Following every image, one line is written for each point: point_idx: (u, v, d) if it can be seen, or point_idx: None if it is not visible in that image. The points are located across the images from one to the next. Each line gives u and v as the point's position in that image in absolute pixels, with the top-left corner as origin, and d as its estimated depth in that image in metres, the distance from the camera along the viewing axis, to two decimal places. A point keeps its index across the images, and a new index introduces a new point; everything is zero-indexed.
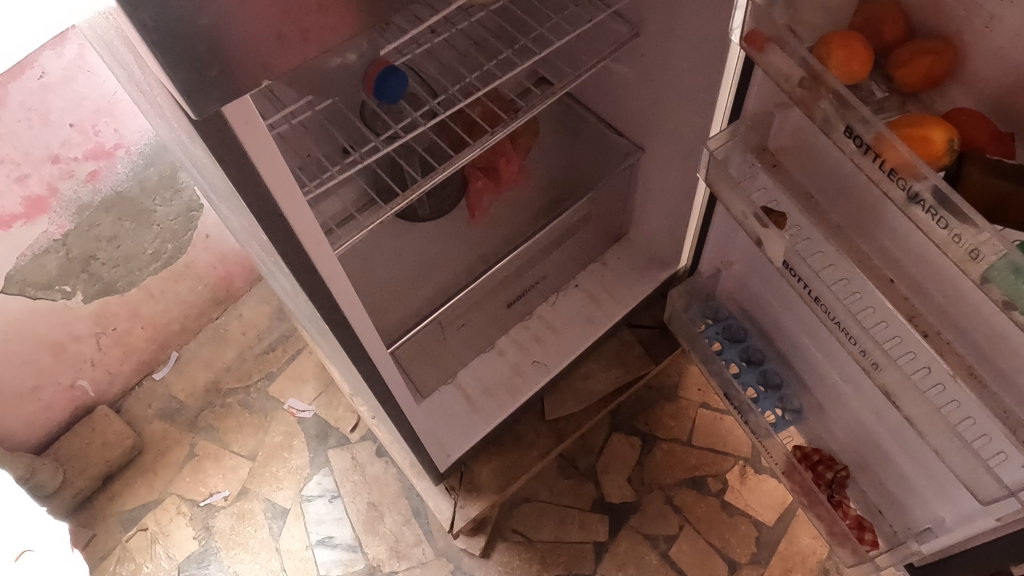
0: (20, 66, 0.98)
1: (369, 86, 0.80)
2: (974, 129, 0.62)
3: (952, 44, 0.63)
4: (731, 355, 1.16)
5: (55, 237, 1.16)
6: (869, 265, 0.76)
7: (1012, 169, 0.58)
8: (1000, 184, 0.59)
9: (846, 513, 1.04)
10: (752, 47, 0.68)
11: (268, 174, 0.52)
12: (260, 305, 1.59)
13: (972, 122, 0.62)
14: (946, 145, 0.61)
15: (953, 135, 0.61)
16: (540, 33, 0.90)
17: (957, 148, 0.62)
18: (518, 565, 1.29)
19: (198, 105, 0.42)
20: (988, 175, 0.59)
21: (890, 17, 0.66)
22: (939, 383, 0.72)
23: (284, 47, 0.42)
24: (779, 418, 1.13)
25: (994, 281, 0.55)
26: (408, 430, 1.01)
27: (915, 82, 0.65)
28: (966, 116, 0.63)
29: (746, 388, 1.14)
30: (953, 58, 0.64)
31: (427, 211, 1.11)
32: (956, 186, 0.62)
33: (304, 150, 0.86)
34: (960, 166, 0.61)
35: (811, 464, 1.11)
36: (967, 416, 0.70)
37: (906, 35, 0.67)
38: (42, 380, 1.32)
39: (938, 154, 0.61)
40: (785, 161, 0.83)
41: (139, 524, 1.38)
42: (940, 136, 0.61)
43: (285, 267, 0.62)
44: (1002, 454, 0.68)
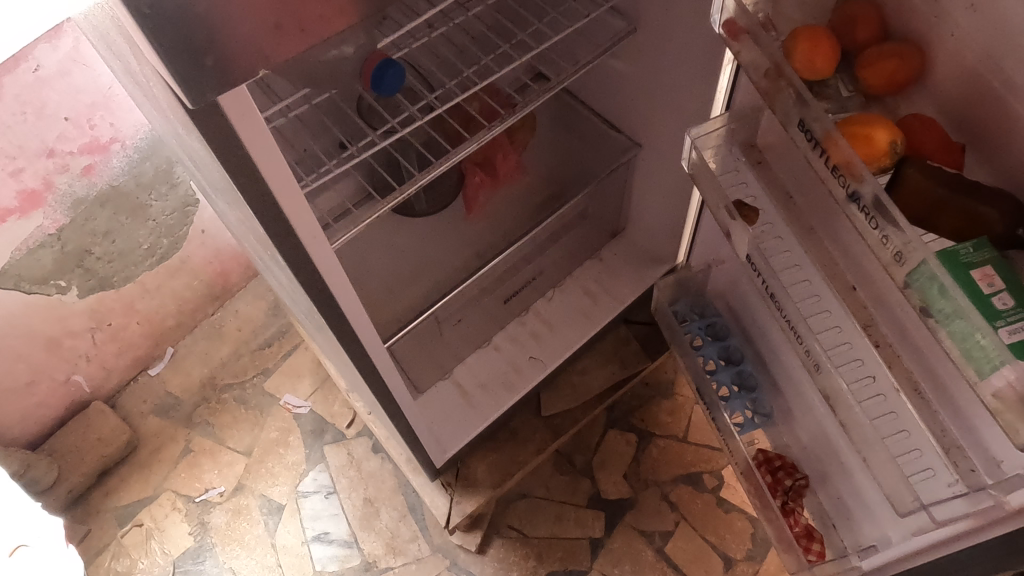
0: (15, 59, 0.97)
1: (367, 78, 0.80)
2: (924, 135, 0.61)
3: (920, 50, 0.62)
4: (710, 352, 1.15)
5: (50, 232, 1.15)
6: (834, 271, 0.69)
7: (953, 179, 0.57)
8: (937, 190, 0.57)
9: (796, 522, 1.04)
10: (730, 37, 0.67)
11: (265, 168, 0.52)
12: (256, 300, 1.59)
13: (924, 129, 0.61)
14: (889, 146, 0.60)
15: (897, 138, 0.60)
16: (537, 28, 0.90)
17: (899, 151, 0.60)
18: (514, 560, 1.29)
19: (195, 95, 0.42)
20: (926, 177, 0.58)
21: (863, 14, 0.64)
22: (881, 394, 0.76)
23: (282, 36, 0.42)
24: (749, 420, 1.12)
25: (914, 286, 0.55)
26: (405, 425, 1.01)
27: (880, 84, 0.63)
28: (919, 121, 0.61)
29: (719, 386, 1.13)
30: (920, 63, 0.62)
31: (423, 207, 1.11)
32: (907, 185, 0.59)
33: (302, 145, 0.84)
34: (900, 168, 0.60)
35: (772, 470, 1.10)
36: (902, 428, 0.74)
37: (880, 37, 0.65)
38: (37, 375, 1.31)
39: (880, 155, 0.60)
40: (771, 158, 0.79)
41: (134, 520, 1.38)
42: (884, 136, 0.60)
43: (281, 260, 0.62)
44: (930, 470, 0.71)
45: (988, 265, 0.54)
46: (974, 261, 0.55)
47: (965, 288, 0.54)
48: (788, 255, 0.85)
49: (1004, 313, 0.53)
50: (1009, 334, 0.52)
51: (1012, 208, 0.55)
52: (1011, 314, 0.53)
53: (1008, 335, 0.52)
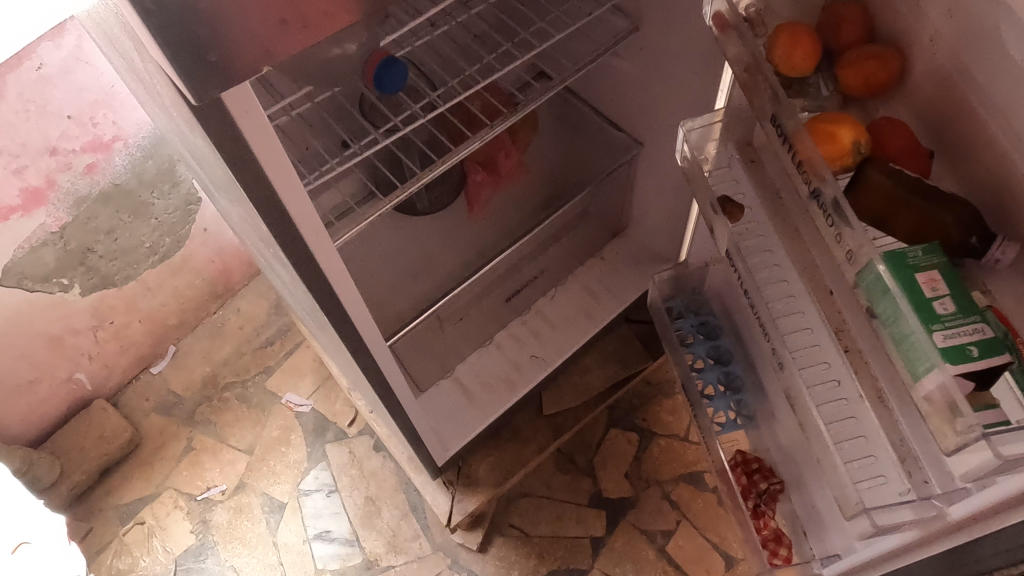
0: (18, 57, 0.97)
1: (369, 76, 0.80)
2: (892, 137, 0.60)
3: (900, 53, 0.62)
4: (699, 350, 1.12)
5: (53, 229, 1.15)
6: (814, 275, 0.62)
7: (912, 182, 0.56)
8: (895, 192, 0.57)
9: (766, 524, 1.04)
10: (718, 29, 0.66)
11: (268, 165, 0.52)
12: (258, 299, 1.59)
13: (893, 131, 0.60)
14: (853, 146, 0.60)
15: (861, 138, 0.60)
16: (540, 27, 0.90)
17: (864, 152, 0.60)
18: (515, 559, 1.29)
19: (199, 90, 0.42)
20: (886, 179, 0.57)
21: (851, 15, 0.64)
22: (844, 398, 0.77)
23: (286, 32, 0.42)
24: (730, 420, 1.11)
25: (861, 285, 0.55)
26: (406, 423, 1.01)
27: (857, 85, 0.63)
28: (889, 123, 0.61)
29: (705, 385, 1.11)
30: (900, 66, 0.62)
31: (425, 205, 1.10)
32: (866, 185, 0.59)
33: (304, 142, 0.85)
34: (862, 169, 0.59)
35: (748, 471, 1.08)
36: (860, 434, 0.75)
37: (865, 38, 0.65)
38: (40, 373, 1.32)
39: (842, 154, 0.60)
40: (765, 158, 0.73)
41: (137, 518, 1.38)
42: (848, 136, 0.59)
43: (285, 258, 0.62)
44: (883, 477, 0.72)
45: (933, 269, 0.53)
46: (920, 264, 0.53)
47: (906, 287, 0.51)
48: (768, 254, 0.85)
49: (943, 317, 0.50)
50: (943, 339, 0.49)
51: (970, 217, 0.54)
52: (951, 319, 0.50)
53: (943, 338, 0.49)
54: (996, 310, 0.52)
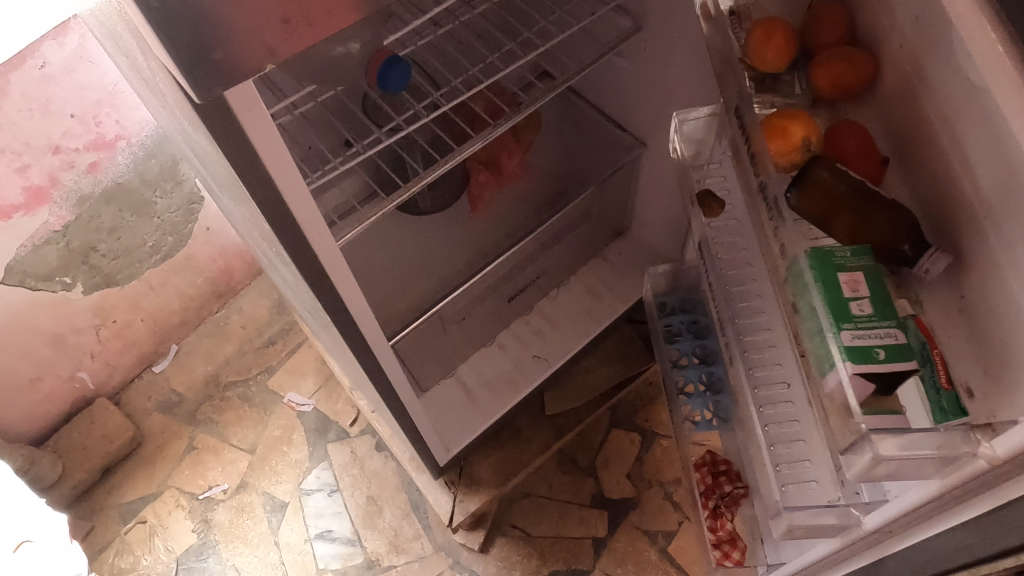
0: (21, 56, 0.97)
1: (372, 74, 0.80)
2: (847, 141, 0.59)
3: (874, 57, 0.60)
4: (684, 347, 1.12)
5: (55, 228, 1.15)
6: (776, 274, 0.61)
7: (854, 185, 0.57)
8: (839, 193, 0.57)
9: (722, 525, 1.03)
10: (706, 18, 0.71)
11: (270, 163, 0.52)
12: (261, 298, 1.59)
13: (850, 135, 0.59)
14: (802, 143, 0.60)
15: (812, 137, 0.60)
16: (543, 26, 0.90)
17: (813, 150, 0.60)
18: (516, 559, 1.28)
19: (202, 88, 0.41)
20: (831, 180, 0.58)
21: (831, 15, 0.63)
22: (791, 401, 0.78)
23: (290, 30, 0.42)
24: (705, 420, 1.06)
25: (791, 280, 0.59)
26: (408, 422, 1.01)
27: (828, 86, 0.62)
28: (846, 127, 0.60)
29: (686, 382, 1.10)
30: (872, 71, 0.60)
31: (428, 204, 1.10)
32: (806, 183, 0.59)
33: (307, 142, 0.84)
34: (811, 166, 0.59)
35: (714, 472, 1.05)
36: (799, 437, 0.76)
37: (846, 39, 0.63)
38: (42, 372, 1.32)
39: (790, 148, 0.60)
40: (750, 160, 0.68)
41: (138, 517, 1.38)
42: (799, 132, 0.60)
43: (287, 258, 0.62)
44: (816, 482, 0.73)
45: (856, 270, 0.55)
46: (846, 265, 0.55)
47: (826, 284, 0.54)
48: (741, 251, 0.87)
49: (857, 318, 0.53)
50: (851, 338, 0.52)
51: (907, 223, 0.55)
52: (864, 320, 0.53)
53: (850, 338, 0.52)
54: (920, 319, 0.53)
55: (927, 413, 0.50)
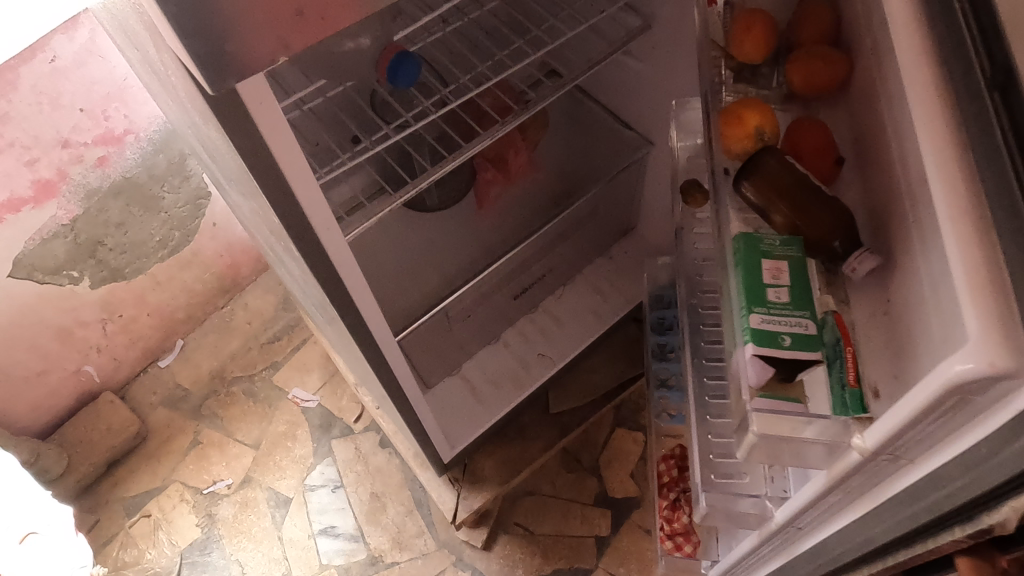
0: (31, 49, 0.98)
1: (382, 69, 0.81)
2: (803, 135, 0.60)
3: (849, 57, 0.59)
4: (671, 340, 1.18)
5: (64, 222, 1.16)
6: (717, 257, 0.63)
7: (795, 176, 0.57)
8: (779, 181, 0.58)
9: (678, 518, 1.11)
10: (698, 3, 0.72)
11: (280, 157, 0.52)
12: (266, 294, 1.60)
13: (807, 129, 0.60)
14: (756, 131, 0.61)
15: (767, 127, 0.61)
16: (552, 24, 0.90)
17: (767, 140, 0.61)
18: (519, 557, 1.28)
19: (216, 81, 0.42)
20: (775, 169, 0.58)
21: (818, 14, 0.63)
22: None
23: (303, 23, 0.42)
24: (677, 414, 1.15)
25: (721, 262, 0.60)
26: (413, 418, 1.01)
27: (801, 83, 0.62)
28: (806, 123, 0.60)
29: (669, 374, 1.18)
30: (845, 71, 0.60)
31: (435, 201, 1.11)
32: (749, 169, 0.60)
33: (316, 137, 0.85)
34: (760, 154, 0.60)
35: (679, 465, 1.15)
36: None
37: (829, 38, 0.63)
38: (48, 365, 1.32)
39: (744, 135, 0.61)
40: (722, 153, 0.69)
41: (143, 511, 1.38)
42: (755, 121, 0.61)
43: (296, 252, 0.62)
44: None
45: (781, 258, 0.55)
46: (773, 253, 0.55)
47: (747, 267, 0.55)
48: None
49: (771, 304, 0.53)
50: (761, 321, 0.52)
51: (839, 219, 0.55)
52: (778, 306, 0.52)
53: (759, 322, 0.52)
54: (839, 315, 0.51)
55: (829, 402, 0.48)
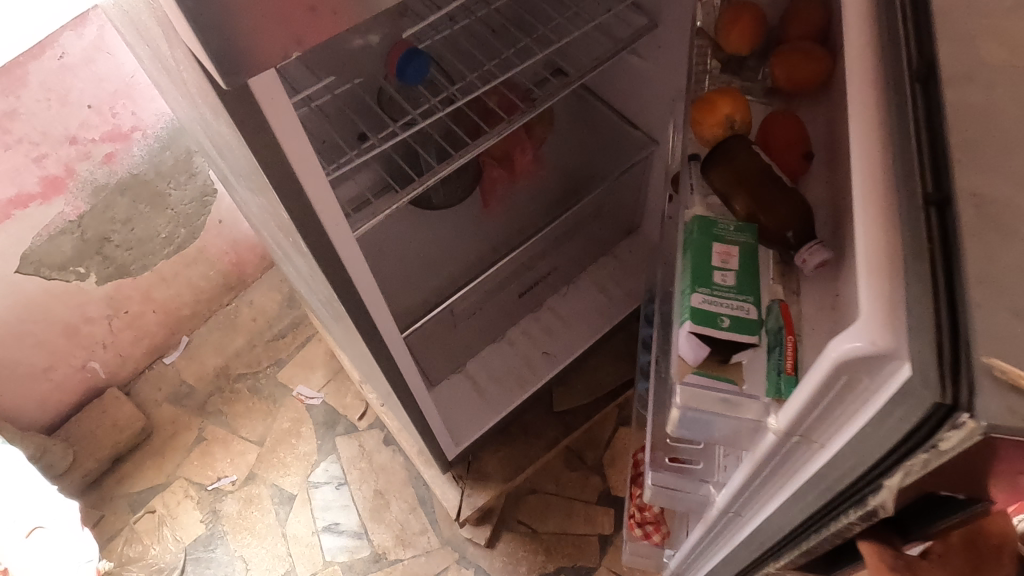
0: (40, 46, 0.98)
1: (391, 66, 0.82)
2: (775, 129, 0.62)
3: (830, 57, 0.60)
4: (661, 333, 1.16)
5: (71, 218, 1.16)
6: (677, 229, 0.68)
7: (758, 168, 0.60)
8: (740, 172, 0.61)
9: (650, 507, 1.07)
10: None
11: (291, 153, 0.53)
12: (271, 292, 1.60)
13: (779, 124, 0.62)
14: (726, 120, 0.64)
15: (737, 116, 0.64)
16: (558, 23, 0.90)
17: (737, 129, 0.64)
18: (522, 555, 1.29)
19: (230, 77, 0.42)
20: (738, 161, 0.61)
21: (808, 12, 0.64)
22: None
23: (316, 19, 0.42)
24: None
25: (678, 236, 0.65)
26: (418, 415, 1.02)
27: (784, 77, 0.63)
28: (779, 117, 0.62)
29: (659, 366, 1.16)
30: (827, 69, 0.61)
31: (441, 199, 1.11)
32: (716, 157, 0.63)
33: (323, 134, 0.84)
34: (727, 142, 0.63)
35: None
36: None
37: (816, 36, 0.64)
38: (55, 361, 1.33)
39: (715, 123, 0.64)
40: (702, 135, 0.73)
41: (147, 507, 1.39)
42: (725, 110, 0.64)
43: (305, 248, 0.62)
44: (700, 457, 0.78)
45: (732, 242, 0.58)
46: (725, 236, 0.59)
47: (698, 248, 0.58)
48: None
49: (715, 285, 0.56)
50: (703, 299, 0.56)
51: (799, 210, 0.57)
52: (720, 288, 0.56)
53: (700, 301, 0.56)
54: (784, 303, 0.54)
55: (763, 386, 0.53)
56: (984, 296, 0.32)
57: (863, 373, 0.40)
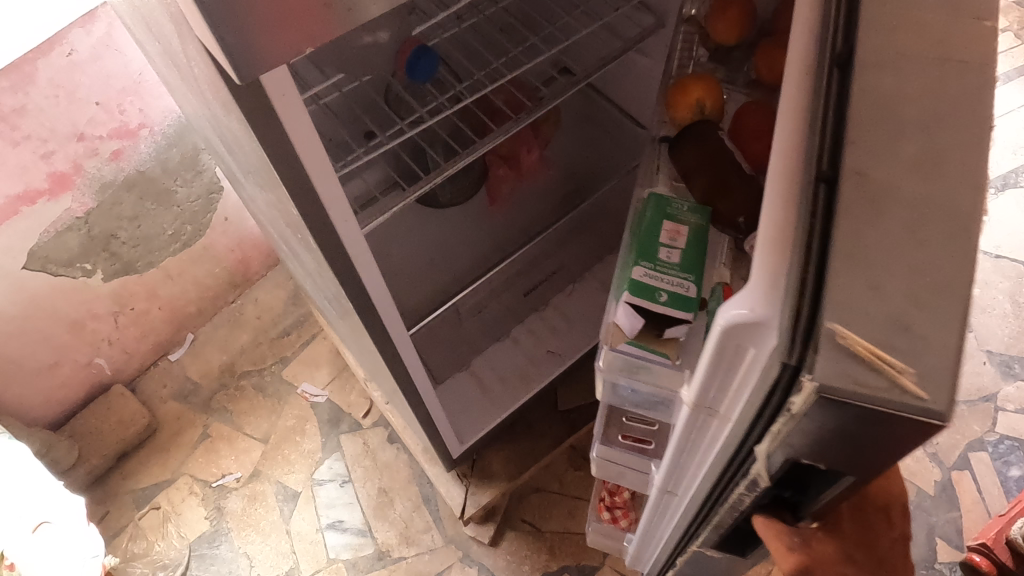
0: (49, 43, 0.98)
1: (402, 62, 0.86)
2: (746, 116, 0.66)
3: None
4: None
5: (78, 215, 1.17)
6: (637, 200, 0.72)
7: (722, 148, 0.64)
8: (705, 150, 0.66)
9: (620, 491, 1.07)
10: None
11: (301, 149, 0.53)
12: (276, 289, 1.60)
13: (751, 112, 0.66)
14: (698, 103, 0.69)
15: (709, 101, 0.68)
16: (566, 22, 0.90)
17: (708, 112, 0.69)
18: (526, 554, 1.29)
19: (243, 74, 0.42)
20: (705, 141, 0.66)
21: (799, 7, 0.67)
22: None
23: (329, 15, 0.43)
24: None
25: (636, 208, 0.70)
26: (424, 413, 1.02)
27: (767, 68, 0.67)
28: (752, 106, 0.66)
29: None
30: None
31: (447, 198, 1.10)
32: (685, 139, 0.68)
33: (331, 132, 0.84)
34: (698, 123, 0.68)
35: None
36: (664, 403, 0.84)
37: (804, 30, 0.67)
38: (61, 357, 1.33)
39: (689, 104, 0.69)
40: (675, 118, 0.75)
41: (152, 503, 1.39)
42: (698, 93, 0.68)
43: (313, 246, 0.63)
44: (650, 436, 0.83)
45: (684, 222, 0.63)
46: (677, 216, 0.64)
47: (650, 223, 0.64)
48: None
49: (659, 261, 0.62)
50: (644, 273, 0.61)
51: (753, 201, 0.62)
52: (666, 265, 0.61)
53: (642, 275, 0.61)
54: (726, 287, 0.59)
55: None
56: (846, 271, 0.35)
57: (738, 340, 0.41)
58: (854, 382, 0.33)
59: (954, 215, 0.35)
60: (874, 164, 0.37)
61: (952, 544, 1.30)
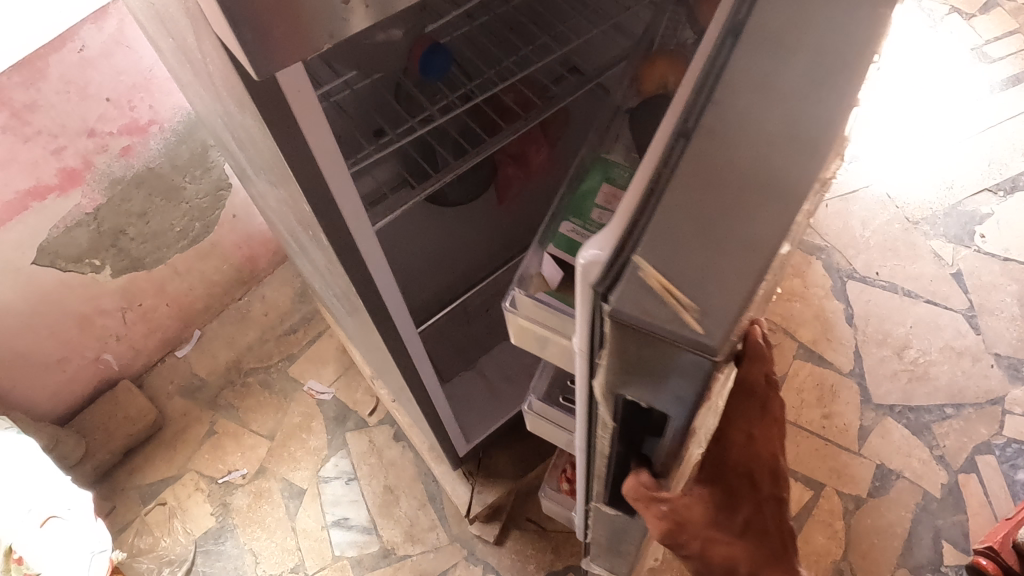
0: (61, 39, 0.99)
1: (413, 63, 0.85)
2: None
3: None
4: None
5: (87, 211, 1.17)
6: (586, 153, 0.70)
7: None
8: None
9: None
10: None
11: (315, 146, 0.53)
12: (283, 286, 1.60)
13: None
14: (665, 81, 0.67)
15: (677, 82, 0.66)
16: (577, 21, 0.91)
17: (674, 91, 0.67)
18: (530, 553, 1.29)
19: (259, 70, 0.42)
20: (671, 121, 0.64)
21: None
22: None
23: (347, 11, 0.43)
24: None
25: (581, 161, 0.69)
26: (431, 411, 1.02)
27: None
28: None
29: None
30: None
31: (457, 198, 1.08)
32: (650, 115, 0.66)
33: (342, 127, 0.85)
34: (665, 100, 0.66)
35: None
36: None
37: None
38: (69, 352, 1.34)
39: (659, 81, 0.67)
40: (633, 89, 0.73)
41: (158, 499, 1.40)
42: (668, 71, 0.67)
43: (325, 243, 0.63)
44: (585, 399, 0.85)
45: (620, 186, 0.64)
46: (617, 179, 0.65)
47: (590, 184, 0.65)
48: None
49: (590, 220, 0.65)
50: (572, 229, 0.65)
51: None
52: (592, 225, 0.64)
53: (570, 230, 0.65)
54: None
55: None
56: (669, 216, 0.37)
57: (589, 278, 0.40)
58: (644, 311, 0.36)
59: (772, 189, 0.37)
60: (721, 121, 0.38)
61: (958, 547, 1.31)
